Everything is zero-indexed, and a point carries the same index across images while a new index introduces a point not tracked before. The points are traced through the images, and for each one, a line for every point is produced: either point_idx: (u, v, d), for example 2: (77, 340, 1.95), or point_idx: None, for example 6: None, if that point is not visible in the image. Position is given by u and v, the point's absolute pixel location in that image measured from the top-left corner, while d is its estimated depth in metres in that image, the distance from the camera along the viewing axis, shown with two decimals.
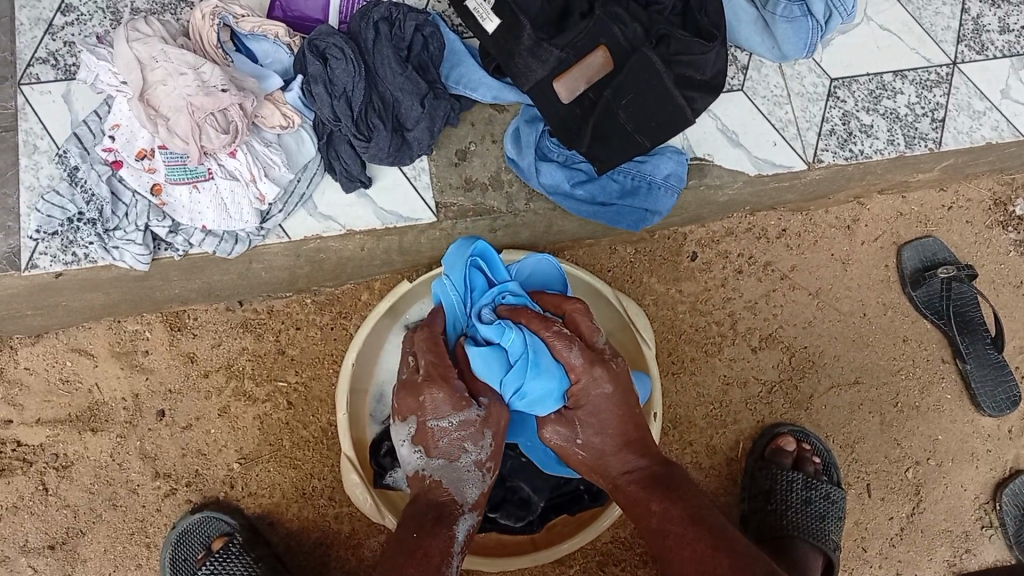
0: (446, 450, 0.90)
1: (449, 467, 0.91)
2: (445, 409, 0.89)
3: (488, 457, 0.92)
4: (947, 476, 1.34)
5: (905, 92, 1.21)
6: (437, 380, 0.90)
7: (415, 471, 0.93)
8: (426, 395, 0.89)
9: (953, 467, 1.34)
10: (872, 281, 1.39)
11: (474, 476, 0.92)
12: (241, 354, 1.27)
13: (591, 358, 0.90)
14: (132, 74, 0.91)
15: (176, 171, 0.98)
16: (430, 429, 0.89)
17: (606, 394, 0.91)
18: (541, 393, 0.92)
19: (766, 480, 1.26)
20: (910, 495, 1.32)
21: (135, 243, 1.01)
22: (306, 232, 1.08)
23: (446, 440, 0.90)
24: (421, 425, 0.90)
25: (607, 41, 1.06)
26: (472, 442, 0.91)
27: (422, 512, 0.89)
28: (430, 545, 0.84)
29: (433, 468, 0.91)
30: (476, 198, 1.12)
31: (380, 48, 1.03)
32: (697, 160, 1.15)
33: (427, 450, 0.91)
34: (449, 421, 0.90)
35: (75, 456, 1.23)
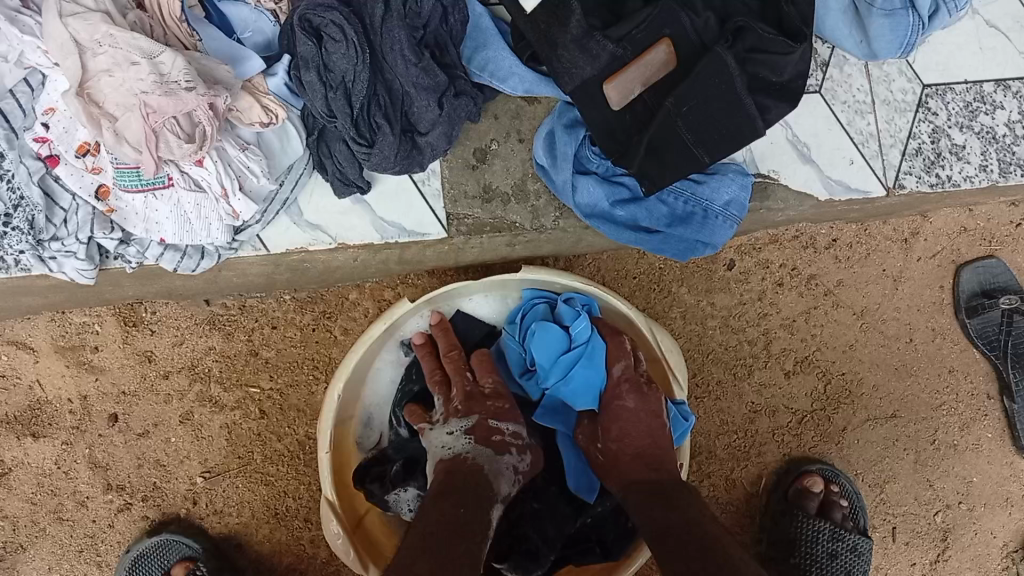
0: (500, 445, 0.87)
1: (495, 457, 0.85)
2: (511, 417, 0.92)
3: (523, 474, 0.88)
4: (977, 522, 1.24)
5: (1006, 106, 1.02)
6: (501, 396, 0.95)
7: (452, 454, 0.85)
8: (495, 402, 0.93)
9: (985, 513, 1.24)
10: (922, 302, 1.24)
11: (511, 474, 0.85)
12: (208, 355, 1.10)
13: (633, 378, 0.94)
14: (67, 59, 0.69)
15: (126, 177, 0.78)
16: (491, 424, 0.89)
17: (631, 406, 0.91)
18: (582, 385, 0.97)
19: (789, 527, 1.15)
20: (936, 542, 1.23)
21: (75, 256, 0.83)
22: (288, 245, 0.89)
23: (501, 438, 0.88)
24: (482, 421, 0.89)
25: (673, 33, 0.86)
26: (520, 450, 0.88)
27: (460, 478, 0.79)
28: (476, 516, 0.74)
29: (482, 453, 0.84)
30: (495, 210, 0.93)
31: (389, 27, 0.80)
32: (760, 178, 0.97)
33: (482, 439, 0.87)
34: (506, 425, 0.90)
35: (13, 462, 1.08)
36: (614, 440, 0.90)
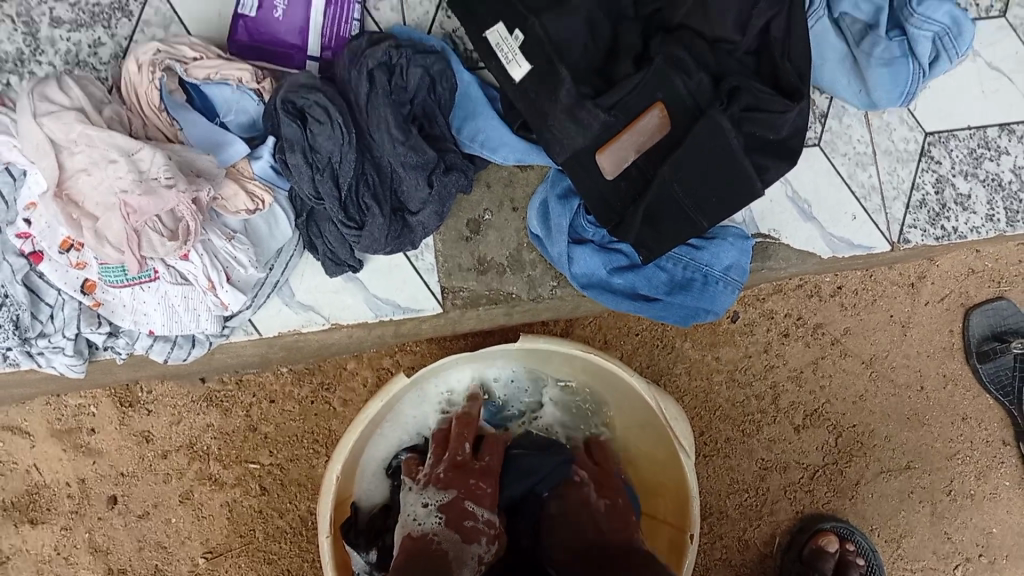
0: (470, 533, 0.85)
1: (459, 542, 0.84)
2: (484, 497, 0.89)
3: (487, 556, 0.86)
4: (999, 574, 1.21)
5: (1012, 152, 1.00)
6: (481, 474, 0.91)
7: (420, 532, 0.85)
8: (474, 481, 0.90)
9: (1007, 565, 1.21)
10: (933, 348, 1.21)
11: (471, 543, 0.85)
12: (206, 432, 1.08)
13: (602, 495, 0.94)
14: (43, 159, 0.68)
15: (111, 274, 0.76)
16: (464, 505, 0.87)
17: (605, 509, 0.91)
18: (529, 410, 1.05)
19: None
20: None
21: (63, 351, 0.81)
22: (281, 327, 0.88)
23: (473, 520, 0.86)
24: (455, 500, 0.87)
25: (665, 96, 0.84)
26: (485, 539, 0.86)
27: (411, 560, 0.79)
28: None
29: (445, 533, 0.84)
30: (491, 282, 0.91)
31: (375, 104, 0.79)
32: (761, 238, 0.95)
33: (450, 522, 0.85)
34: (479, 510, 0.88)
35: (11, 550, 1.06)
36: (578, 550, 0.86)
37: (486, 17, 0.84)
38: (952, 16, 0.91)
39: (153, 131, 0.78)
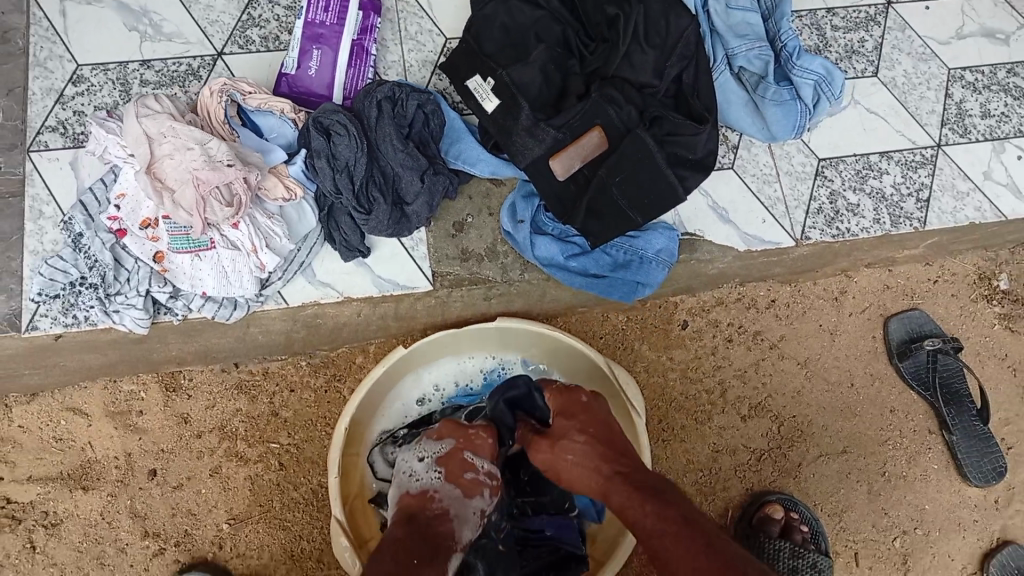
0: (472, 487, 0.92)
1: (463, 500, 0.90)
2: (485, 452, 0.98)
3: (487, 517, 0.93)
4: (932, 547, 1.37)
5: (891, 172, 1.24)
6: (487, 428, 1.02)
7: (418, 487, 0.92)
8: (477, 433, 1.00)
9: (940, 537, 1.37)
10: (859, 351, 1.41)
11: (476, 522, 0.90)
12: (235, 416, 1.27)
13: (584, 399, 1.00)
14: (139, 148, 0.94)
15: (178, 240, 1.00)
16: (463, 458, 0.96)
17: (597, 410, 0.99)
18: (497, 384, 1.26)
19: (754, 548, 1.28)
20: (897, 565, 1.35)
21: (135, 307, 1.03)
22: (304, 299, 1.10)
23: (474, 475, 0.94)
24: (453, 452, 0.96)
25: (602, 122, 1.10)
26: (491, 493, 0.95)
27: (413, 520, 0.85)
28: (442, 558, 0.80)
29: (448, 489, 0.91)
30: (472, 268, 1.14)
31: (382, 124, 1.05)
32: (689, 236, 1.18)
33: (450, 473, 0.93)
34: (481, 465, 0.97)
35: (64, 514, 1.23)
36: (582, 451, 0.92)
37: (466, 69, 1.11)
38: (825, 68, 1.18)
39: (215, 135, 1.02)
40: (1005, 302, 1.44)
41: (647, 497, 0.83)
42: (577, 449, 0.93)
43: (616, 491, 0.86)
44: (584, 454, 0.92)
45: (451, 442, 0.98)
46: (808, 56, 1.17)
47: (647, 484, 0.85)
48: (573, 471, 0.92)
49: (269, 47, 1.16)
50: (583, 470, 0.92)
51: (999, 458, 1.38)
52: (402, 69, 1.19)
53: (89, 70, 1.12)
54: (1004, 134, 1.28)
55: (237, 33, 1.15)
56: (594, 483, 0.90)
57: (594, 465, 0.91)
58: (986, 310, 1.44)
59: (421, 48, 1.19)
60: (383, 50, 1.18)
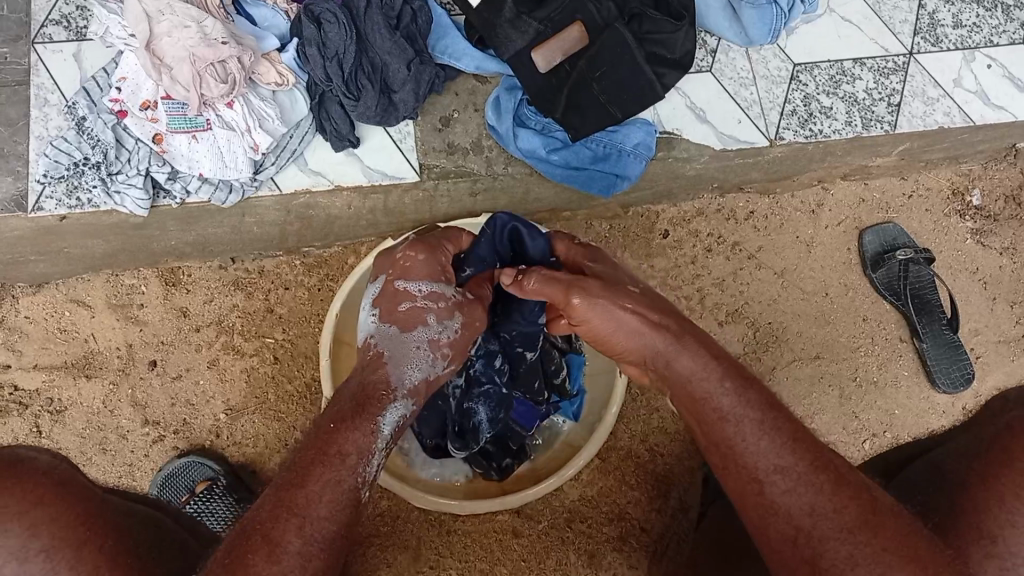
0: (409, 316, 0.91)
1: (401, 338, 0.90)
2: (421, 271, 0.93)
3: (443, 341, 0.91)
4: (901, 449, 1.44)
5: (864, 78, 1.29)
6: (420, 246, 0.94)
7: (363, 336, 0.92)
8: (409, 256, 0.93)
9: (907, 440, 1.44)
10: (834, 263, 1.45)
11: (427, 355, 0.90)
12: (232, 311, 1.32)
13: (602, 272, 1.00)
14: (138, 26, 0.98)
15: (177, 120, 1.07)
16: (397, 287, 0.92)
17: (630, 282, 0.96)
18: None
19: None
20: None
21: (135, 187, 1.08)
22: (297, 186, 1.15)
23: (410, 304, 0.91)
24: (389, 284, 0.93)
25: (583, 17, 1.15)
26: (437, 318, 0.91)
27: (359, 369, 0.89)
28: (374, 399, 0.85)
29: (386, 331, 0.90)
30: (458, 160, 1.19)
31: (370, 15, 1.10)
32: (667, 134, 1.23)
33: (387, 308, 0.91)
34: (418, 288, 0.92)
35: (68, 401, 1.29)
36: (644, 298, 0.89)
37: None
38: None
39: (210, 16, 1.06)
40: (977, 218, 1.48)
41: (746, 418, 0.77)
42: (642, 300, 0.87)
43: (712, 396, 0.79)
44: (694, 351, 0.82)
45: (382, 278, 0.94)
46: None
47: (751, 394, 0.79)
48: (646, 331, 0.84)
49: None
50: (666, 345, 0.84)
51: (967, 365, 1.44)
52: None
53: None
54: (975, 44, 1.34)
55: None
56: (700, 388, 0.80)
57: (699, 361, 0.82)
58: (958, 225, 1.48)
59: None
60: None
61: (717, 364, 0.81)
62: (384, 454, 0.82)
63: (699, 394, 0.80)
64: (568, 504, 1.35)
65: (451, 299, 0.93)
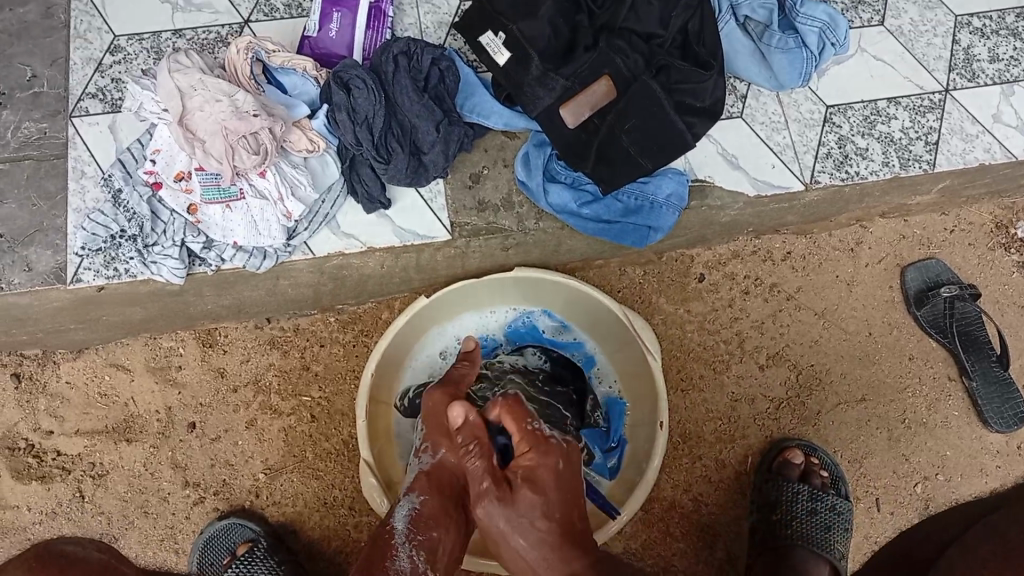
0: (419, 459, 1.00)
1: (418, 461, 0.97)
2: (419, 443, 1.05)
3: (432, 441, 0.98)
4: (955, 491, 1.39)
5: (899, 117, 1.27)
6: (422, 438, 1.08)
7: None
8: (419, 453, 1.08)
9: (961, 482, 1.39)
10: (876, 301, 1.41)
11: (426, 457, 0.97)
12: (269, 370, 1.32)
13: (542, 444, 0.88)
14: (172, 102, 1.01)
15: (210, 191, 1.08)
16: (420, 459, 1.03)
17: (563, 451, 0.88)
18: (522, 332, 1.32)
19: (772, 492, 1.32)
20: (918, 510, 1.38)
21: (171, 257, 1.10)
22: (329, 249, 1.15)
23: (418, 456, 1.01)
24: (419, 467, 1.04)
25: (610, 71, 1.14)
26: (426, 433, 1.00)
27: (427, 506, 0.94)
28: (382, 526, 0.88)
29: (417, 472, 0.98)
30: (489, 217, 1.19)
31: (399, 78, 1.10)
32: (699, 182, 1.22)
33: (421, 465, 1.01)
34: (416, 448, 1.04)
35: (110, 465, 1.30)
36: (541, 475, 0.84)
37: (479, 24, 1.16)
38: (828, 15, 1.21)
39: (242, 88, 1.08)
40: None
41: None
42: (562, 481, 0.85)
43: (567, 563, 0.80)
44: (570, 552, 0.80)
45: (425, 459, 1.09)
46: (811, 3, 1.21)
47: (602, 565, 0.80)
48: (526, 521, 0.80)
49: (292, 14, 1.22)
50: (539, 518, 0.80)
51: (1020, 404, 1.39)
52: (418, 30, 1.23)
53: (125, 41, 1.19)
54: (1013, 78, 1.31)
55: (263, 1, 1.22)
56: (540, 554, 0.80)
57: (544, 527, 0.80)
58: (1004, 258, 1.44)
59: (436, 11, 1.24)
60: (400, 14, 1.23)
61: (573, 531, 0.82)
62: (411, 544, 0.83)
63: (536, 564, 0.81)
64: (611, 557, 1.32)
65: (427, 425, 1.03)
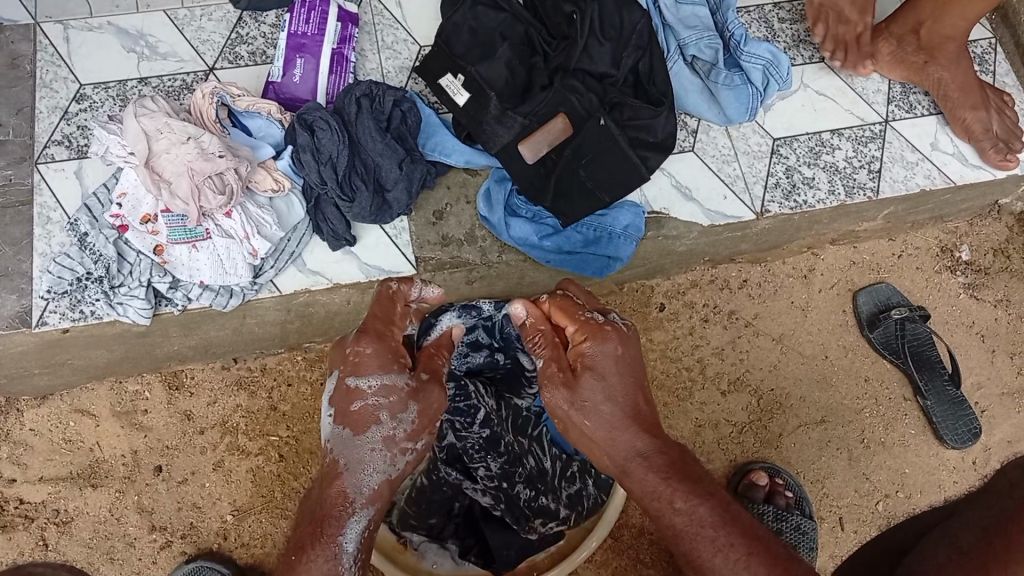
0: (361, 417, 0.84)
1: (354, 442, 0.84)
2: (372, 369, 0.84)
3: (398, 437, 0.85)
4: (914, 509, 1.42)
5: (843, 147, 1.34)
6: (375, 338, 0.86)
7: (390, 472, 0.84)
8: (382, 386, 0.84)
9: (920, 499, 1.43)
10: (831, 325, 1.45)
11: (381, 463, 0.84)
12: (236, 411, 1.32)
13: (572, 380, 0.83)
14: (138, 144, 1.04)
15: (176, 232, 1.10)
16: (365, 407, 0.84)
17: (612, 354, 0.84)
18: None
19: None
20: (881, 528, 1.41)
21: (137, 298, 1.11)
22: (296, 286, 1.17)
23: (369, 405, 0.84)
24: (358, 407, 0.84)
25: (566, 109, 1.18)
26: (390, 414, 0.84)
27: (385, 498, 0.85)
28: (333, 499, 0.82)
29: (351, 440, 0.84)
30: (453, 251, 1.21)
31: (361, 119, 1.14)
32: (655, 213, 1.26)
33: (362, 424, 0.84)
34: (368, 383, 0.84)
35: (75, 512, 1.27)
36: (609, 366, 0.83)
37: (439, 68, 1.20)
38: (772, 53, 1.28)
39: (207, 129, 1.10)
40: (968, 273, 1.50)
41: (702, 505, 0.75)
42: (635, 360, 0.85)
43: (635, 442, 0.80)
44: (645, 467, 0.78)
45: (367, 349, 0.85)
46: (755, 42, 1.28)
47: (668, 451, 0.80)
48: (611, 394, 0.82)
49: (256, 61, 1.26)
50: (605, 401, 0.81)
51: (972, 420, 1.44)
52: (380, 74, 1.27)
53: (91, 89, 1.21)
54: None
55: (227, 50, 1.25)
56: (615, 423, 0.81)
57: (631, 405, 0.82)
58: (950, 281, 1.50)
59: (397, 56, 1.28)
60: (362, 59, 1.27)
61: (653, 416, 0.83)
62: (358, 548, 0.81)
63: (616, 432, 0.81)
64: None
65: (400, 387, 0.85)
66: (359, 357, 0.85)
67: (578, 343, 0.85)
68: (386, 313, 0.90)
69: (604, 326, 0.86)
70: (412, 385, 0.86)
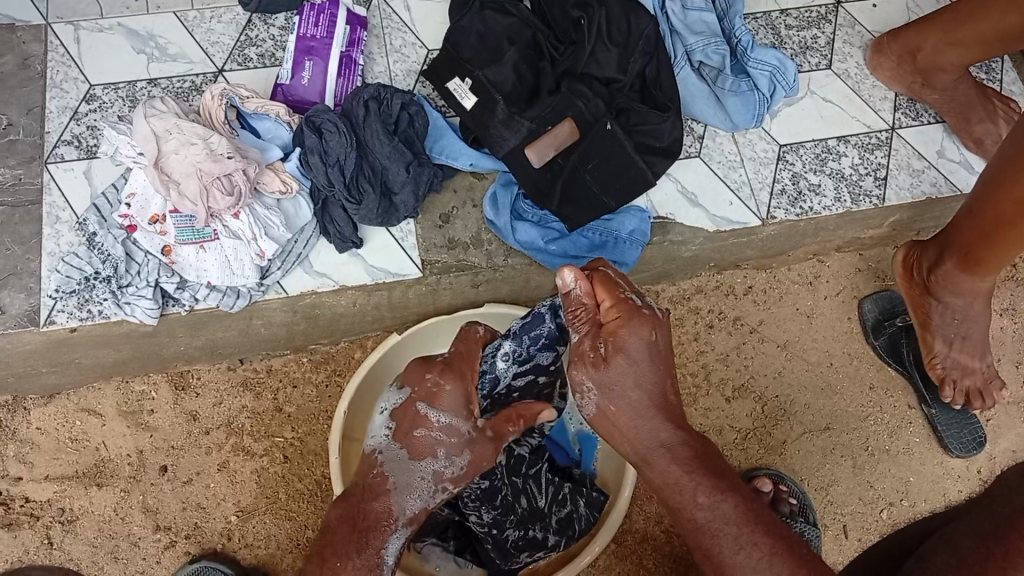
0: (420, 445, 0.87)
1: (410, 466, 0.88)
2: (447, 403, 0.88)
3: (448, 476, 0.89)
4: (918, 518, 1.42)
5: (849, 154, 1.34)
6: (451, 373, 0.90)
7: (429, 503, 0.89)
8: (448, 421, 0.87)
9: (925, 507, 1.42)
10: (837, 332, 1.45)
11: (427, 495, 0.88)
12: (241, 412, 1.32)
13: (602, 362, 0.81)
14: (148, 145, 1.05)
15: (184, 232, 1.11)
16: (427, 438, 0.87)
17: (646, 341, 0.81)
18: None
19: None
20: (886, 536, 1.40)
21: (145, 298, 1.12)
22: (302, 288, 1.18)
23: (432, 437, 0.88)
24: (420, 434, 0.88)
25: (572, 114, 1.19)
26: (447, 453, 0.88)
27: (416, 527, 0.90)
28: (374, 510, 0.86)
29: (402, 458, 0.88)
30: (458, 255, 1.22)
31: (369, 122, 1.14)
32: (660, 219, 1.26)
33: (418, 450, 0.88)
34: (438, 417, 0.88)
35: (80, 511, 1.28)
36: (641, 353, 0.81)
37: (446, 72, 1.21)
38: (777, 58, 1.28)
39: (216, 131, 1.11)
40: None
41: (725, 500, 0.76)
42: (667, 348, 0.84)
43: (660, 432, 0.80)
44: (670, 457, 0.79)
45: (448, 389, 0.88)
46: (761, 48, 1.28)
47: (692, 442, 0.80)
48: (640, 382, 0.81)
49: (265, 64, 1.27)
50: (633, 387, 0.81)
51: (978, 429, 1.43)
52: (387, 77, 1.28)
53: (101, 90, 1.22)
54: None
55: (236, 52, 1.26)
56: (642, 411, 0.81)
57: (661, 391, 0.82)
58: None
59: (405, 59, 1.29)
60: (370, 62, 1.28)
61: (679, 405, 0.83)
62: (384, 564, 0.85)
63: (639, 420, 0.81)
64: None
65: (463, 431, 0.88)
66: (433, 388, 0.88)
67: (612, 323, 0.83)
68: (467, 351, 0.95)
69: (640, 309, 0.83)
70: (479, 426, 0.89)
